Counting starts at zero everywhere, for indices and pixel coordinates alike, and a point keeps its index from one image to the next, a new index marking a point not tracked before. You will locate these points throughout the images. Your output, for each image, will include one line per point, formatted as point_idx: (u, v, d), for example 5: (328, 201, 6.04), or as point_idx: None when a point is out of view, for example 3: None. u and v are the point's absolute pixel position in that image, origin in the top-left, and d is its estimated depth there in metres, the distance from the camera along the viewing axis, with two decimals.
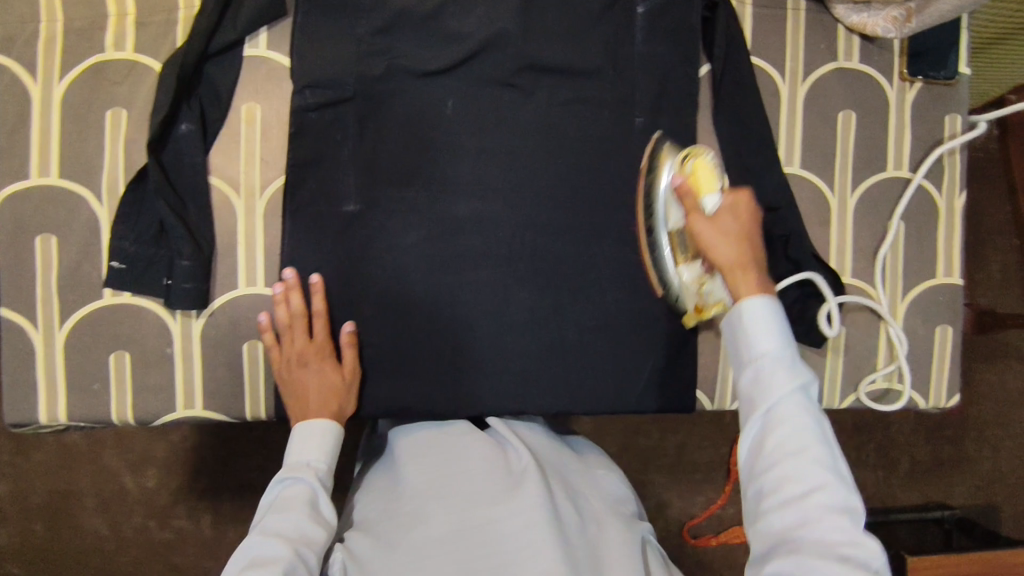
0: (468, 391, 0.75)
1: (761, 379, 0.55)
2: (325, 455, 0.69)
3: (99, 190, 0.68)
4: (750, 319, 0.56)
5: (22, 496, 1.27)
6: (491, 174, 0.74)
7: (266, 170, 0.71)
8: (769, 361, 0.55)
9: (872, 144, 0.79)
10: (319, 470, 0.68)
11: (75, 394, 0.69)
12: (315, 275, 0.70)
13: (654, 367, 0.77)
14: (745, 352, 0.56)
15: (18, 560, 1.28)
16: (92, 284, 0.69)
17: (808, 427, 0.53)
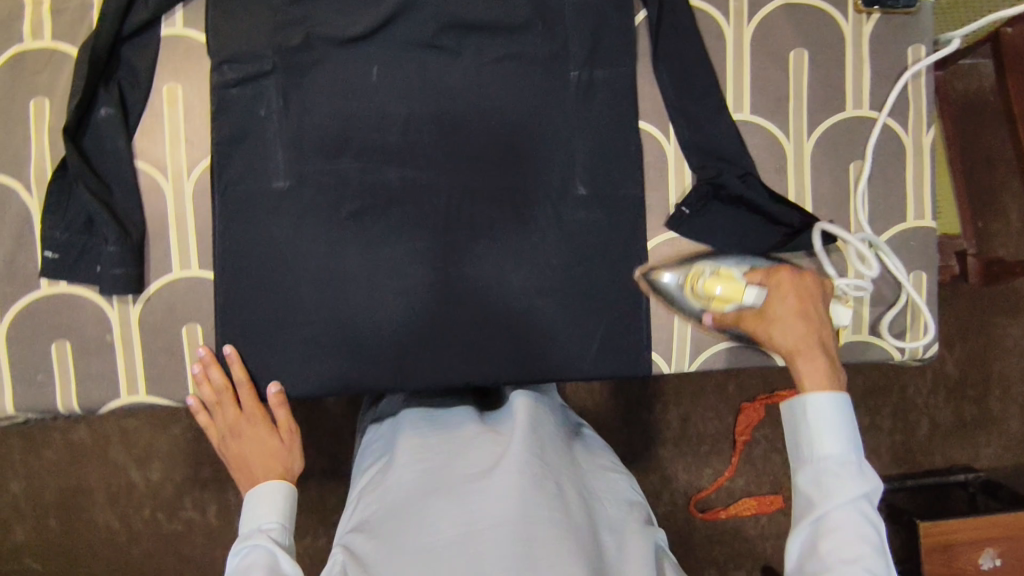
0: (410, 364, 0.72)
1: (824, 477, 0.60)
2: (277, 515, 0.69)
3: (28, 180, 0.69)
4: (815, 413, 0.62)
5: (34, 492, 1.31)
6: (425, 140, 0.72)
7: (192, 151, 0.71)
8: (835, 463, 0.60)
9: (827, 83, 0.74)
10: (273, 530, 0.67)
11: (21, 385, 0.70)
12: (228, 347, 0.70)
13: (604, 331, 0.73)
14: (808, 451, 0.62)
15: (34, 555, 1.32)
16: (29, 275, 0.69)
17: (867, 528, 0.57)
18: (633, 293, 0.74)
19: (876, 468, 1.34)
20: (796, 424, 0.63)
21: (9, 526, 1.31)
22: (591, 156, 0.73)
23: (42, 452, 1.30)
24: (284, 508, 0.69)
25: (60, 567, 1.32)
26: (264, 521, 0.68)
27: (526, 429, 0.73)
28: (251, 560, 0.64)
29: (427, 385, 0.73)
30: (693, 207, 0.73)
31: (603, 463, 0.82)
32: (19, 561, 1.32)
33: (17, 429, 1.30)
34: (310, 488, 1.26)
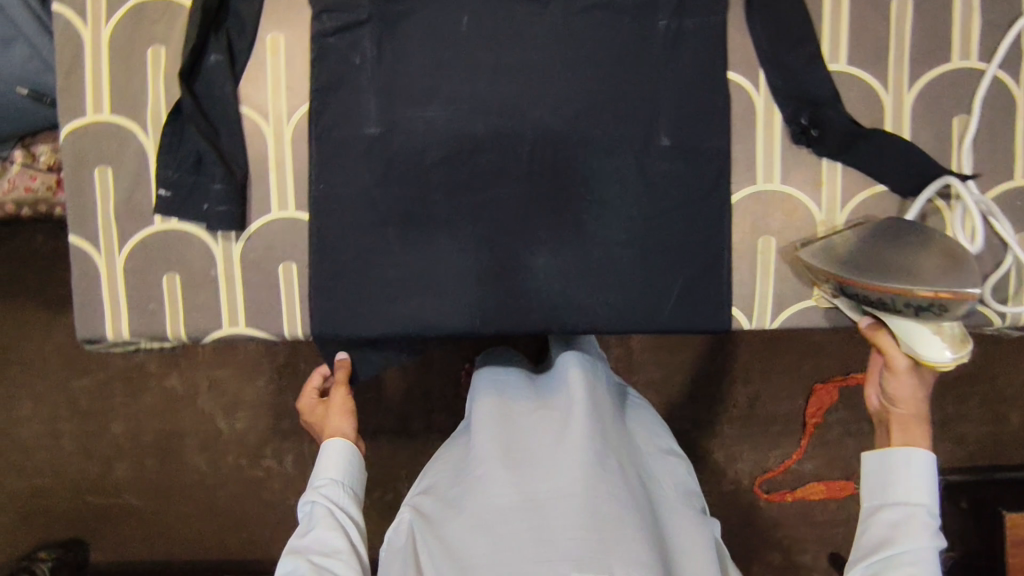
0: (490, 307, 0.74)
1: (898, 522, 0.63)
2: (331, 470, 0.77)
3: (145, 123, 0.74)
4: (906, 464, 0.64)
5: (133, 432, 1.41)
6: (511, 90, 0.73)
7: (291, 98, 0.74)
8: (917, 511, 0.63)
9: (932, 32, 0.71)
10: (325, 485, 0.76)
11: (135, 314, 0.76)
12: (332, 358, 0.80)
13: (684, 282, 0.73)
14: (890, 494, 0.64)
15: (133, 491, 1.42)
16: (144, 211, 0.75)
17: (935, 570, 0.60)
18: (715, 246, 0.73)
19: (959, 459, 1.28)
20: (890, 468, 0.65)
21: (109, 462, 1.42)
22: (677, 107, 0.72)
23: (142, 396, 1.41)
24: (338, 462, 0.78)
25: (154, 503, 1.42)
26: (321, 477, 0.77)
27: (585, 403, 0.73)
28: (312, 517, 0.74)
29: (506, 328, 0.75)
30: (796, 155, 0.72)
31: (663, 446, 0.82)
32: (118, 496, 1.42)
33: (118, 373, 1.40)
34: (381, 443, 1.31)
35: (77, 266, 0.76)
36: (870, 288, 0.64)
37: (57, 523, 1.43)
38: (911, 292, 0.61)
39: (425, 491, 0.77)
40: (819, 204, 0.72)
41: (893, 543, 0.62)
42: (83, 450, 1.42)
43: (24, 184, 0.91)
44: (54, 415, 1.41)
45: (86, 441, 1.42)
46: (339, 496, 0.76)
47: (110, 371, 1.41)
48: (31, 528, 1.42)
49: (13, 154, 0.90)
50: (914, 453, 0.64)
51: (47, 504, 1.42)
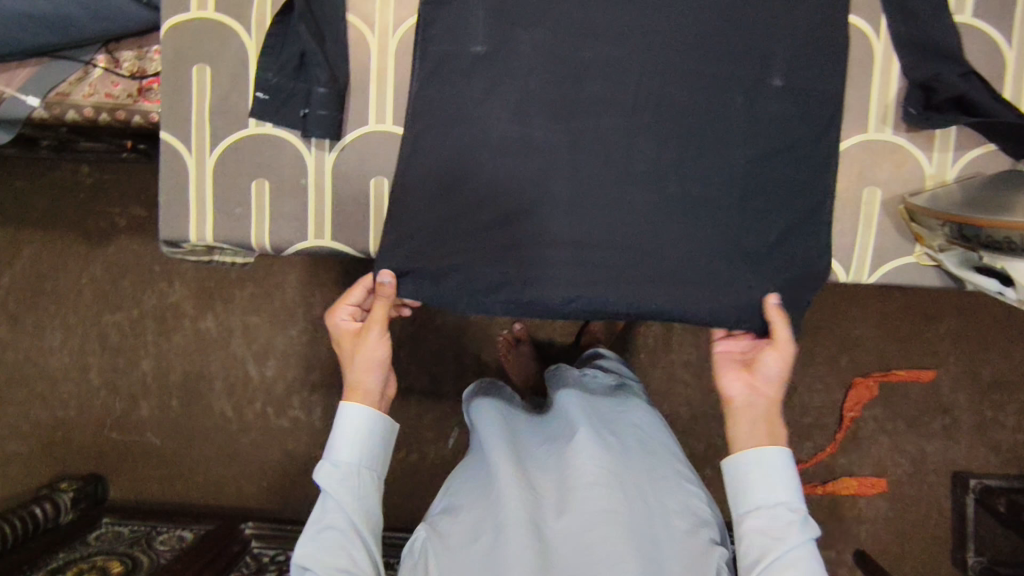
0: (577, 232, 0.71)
1: (768, 525, 0.63)
2: (352, 454, 0.68)
3: (248, 23, 0.73)
4: (759, 463, 0.64)
5: (162, 371, 1.36)
6: (623, 18, 0.71)
7: (399, 9, 0.73)
8: (782, 511, 0.62)
9: None
10: (338, 472, 0.67)
11: (220, 218, 0.75)
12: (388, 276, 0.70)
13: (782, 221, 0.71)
14: (747, 499, 0.64)
15: (157, 432, 1.37)
16: (240, 114, 0.74)
17: (812, 574, 0.59)
18: (819, 194, 0.72)
19: (993, 466, 1.26)
20: (759, 471, 0.64)
21: (134, 400, 1.36)
22: (792, 49, 0.70)
23: (174, 336, 1.35)
24: (358, 444, 0.68)
25: (176, 448, 1.37)
26: (337, 465, 0.67)
27: (591, 426, 0.75)
28: (329, 512, 0.66)
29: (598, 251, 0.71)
30: (917, 109, 0.69)
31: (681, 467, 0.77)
32: (140, 435, 1.37)
33: (152, 311, 1.35)
34: (411, 403, 1.29)
35: (165, 164, 0.75)
36: (993, 224, 0.60)
37: (76, 457, 1.37)
38: None
39: (443, 503, 0.76)
40: (929, 158, 0.71)
41: (773, 548, 0.61)
42: (109, 385, 1.36)
43: (105, 89, 0.89)
44: (85, 347, 1.36)
45: (113, 377, 1.36)
46: (356, 488, 0.67)
47: (143, 309, 1.35)
48: (49, 459, 1.37)
49: (96, 58, 0.89)
50: (770, 449, 0.64)
51: (68, 437, 1.37)
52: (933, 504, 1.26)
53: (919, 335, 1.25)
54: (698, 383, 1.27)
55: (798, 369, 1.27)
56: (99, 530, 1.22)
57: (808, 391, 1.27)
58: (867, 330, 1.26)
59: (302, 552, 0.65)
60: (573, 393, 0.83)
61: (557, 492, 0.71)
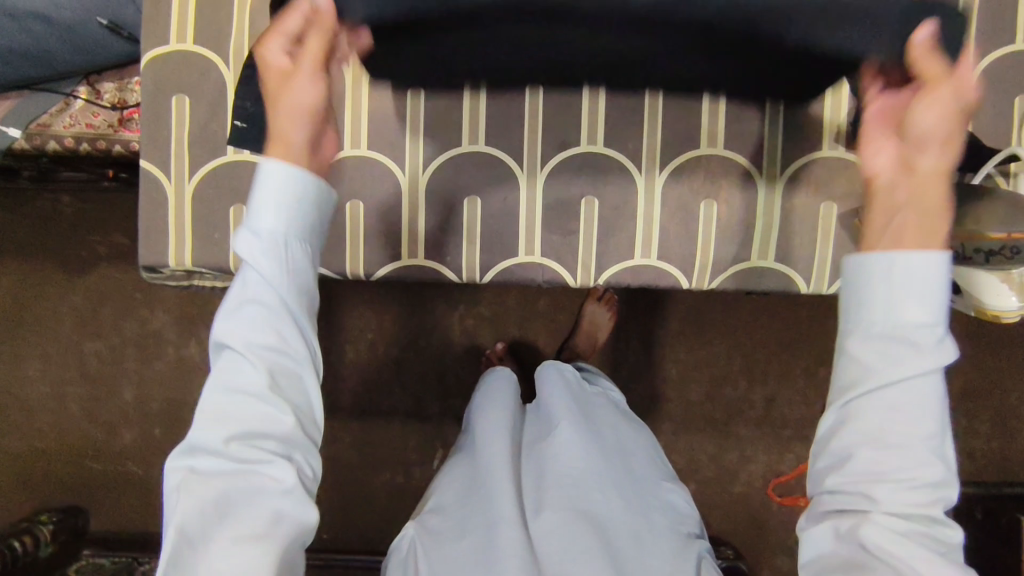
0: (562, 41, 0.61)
1: (884, 345, 0.47)
2: (278, 217, 0.50)
3: (227, 55, 0.75)
4: (896, 263, 0.48)
5: (144, 400, 1.36)
6: None
7: None
8: (915, 334, 0.47)
9: (1001, 15, 0.73)
10: (263, 238, 0.50)
11: (200, 243, 0.77)
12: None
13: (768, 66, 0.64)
14: (870, 313, 0.48)
15: (140, 460, 1.36)
16: (218, 141, 0.76)
17: (921, 416, 0.46)
18: (779, 210, 0.75)
19: (967, 472, 1.29)
20: (889, 278, 0.48)
21: (115, 428, 1.36)
22: None
23: (157, 363, 1.35)
24: (286, 207, 0.50)
25: (160, 475, 1.36)
26: (257, 233, 0.50)
27: (576, 427, 0.80)
28: (246, 284, 0.49)
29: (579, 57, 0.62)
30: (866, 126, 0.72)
31: (657, 471, 0.82)
32: (124, 464, 1.36)
33: (134, 339, 1.35)
34: (395, 423, 1.30)
35: (145, 192, 0.76)
36: None
37: (56, 488, 1.36)
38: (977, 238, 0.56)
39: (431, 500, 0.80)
40: None
41: (877, 369, 0.46)
42: (90, 414, 1.36)
43: (86, 120, 0.91)
44: (65, 376, 1.35)
45: (94, 406, 1.36)
46: (285, 261, 0.50)
47: (125, 336, 1.35)
48: (29, 491, 1.36)
49: (77, 90, 0.91)
50: (921, 254, 0.48)
51: (48, 467, 1.36)
52: None
53: None
54: (678, 398, 1.29)
55: (775, 383, 1.29)
56: (77, 563, 1.20)
57: (785, 403, 1.30)
58: None
59: (220, 328, 0.49)
60: (564, 392, 0.86)
61: (540, 488, 0.75)
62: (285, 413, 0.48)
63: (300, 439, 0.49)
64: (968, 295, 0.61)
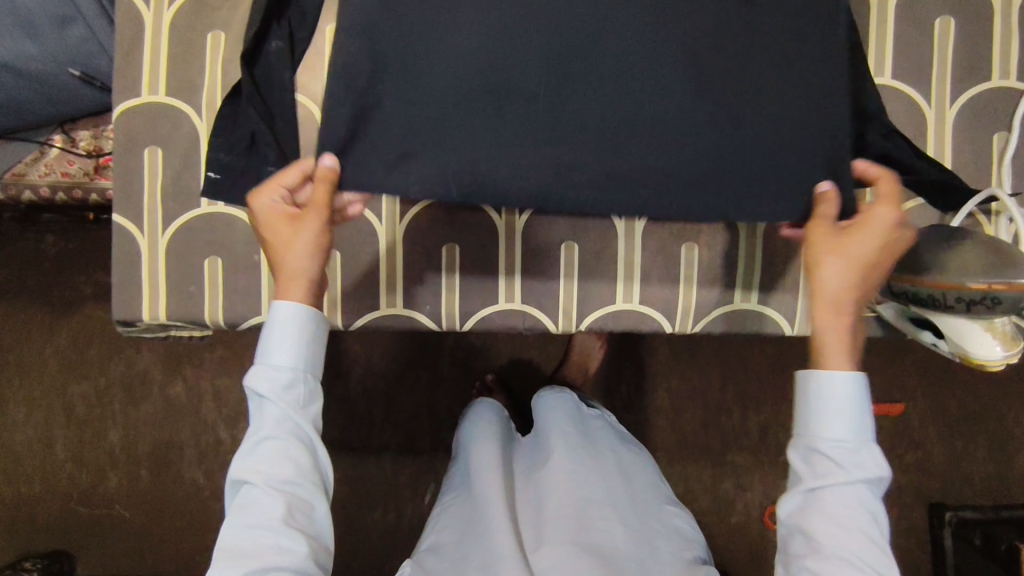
0: (563, 0, 0.57)
1: (816, 456, 0.54)
2: (290, 357, 0.56)
3: (199, 106, 0.74)
4: (829, 386, 0.54)
5: (131, 441, 1.33)
6: None
7: None
8: (840, 447, 0.53)
9: (975, 51, 0.73)
10: (284, 379, 0.56)
11: (175, 296, 0.75)
12: (329, 159, 0.56)
13: (760, 86, 0.59)
14: (806, 424, 0.55)
15: (127, 502, 1.33)
16: (192, 193, 0.75)
17: (858, 527, 0.51)
18: (761, 250, 0.74)
19: (966, 496, 1.27)
20: (818, 393, 0.54)
21: (101, 472, 1.33)
22: None
23: (143, 404, 1.33)
24: (299, 344, 0.56)
25: (147, 519, 1.33)
26: (276, 370, 0.56)
27: (573, 454, 0.81)
28: (265, 420, 0.56)
29: (573, 50, 0.57)
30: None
31: (658, 494, 0.82)
32: (111, 507, 1.33)
33: (120, 380, 1.33)
34: (386, 460, 1.27)
35: (118, 245, 0.75)
36: (916, 283, 0.59)
37: (42, 535, 1.33)
38: (961, 285, 0.55)
39: (429, 540, 0.80)
40: None
41: (810, 481, 0.53)
42: (75, 458, 1.33)
43: (61, 169, 0.90)
44: (49, 420, 1.33)
45: (81, 448, 1.33)
46: (302, 399, 0.57)
47: (110, 377, 1.33)
48: (13, 539, 1.32)
49: (52, 138, 0.90)
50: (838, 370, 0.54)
51: (34, 513, 1.33)
52: (910, 538, 1.27)
53: (884, 372, 1.26)
54: (671, 428, 1.27)
55: (768, 409, 1.28)
56: None
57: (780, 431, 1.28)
58: None
59: (240, 463, 0.56)
60: (558, 418, 0.87)
61: (541, 518, 0.76)
62: (298, 544, 0.54)
63: (310, 568, 0.54)
64: (951, 342, 0.59)
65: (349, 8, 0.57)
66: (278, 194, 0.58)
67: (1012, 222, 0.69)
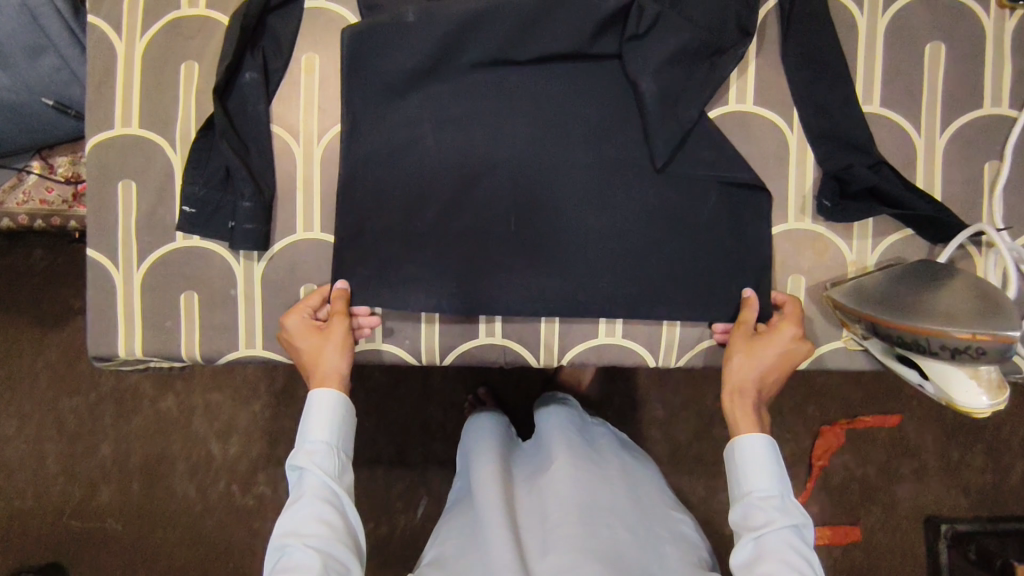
0: (528, 96, 0.71)
1: (754, 512, 0.62)
2: (325, 435, 0.66)
3: (173, 138, 0.73)
4: (749, 450, 0.64)
5: (122, 454, 1.28)
6: (545, 119, 0.71)
7: (324, 118, 0.73)
8: (769, 502, 0.62)
9: (965, 77, 0.71)
10: (318, 450, 0.65)
11: (151, 331, 0.74)
12: (340, 281, 0.70)
13: (689, 169, 0.70)
14: (740, 489, 0.64)
15: (119, 517, 1.28)
16: (167, 227, 0.73)
17: (794, 565, 0.58)
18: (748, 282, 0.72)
19: (963, 508, 1.24)
20: (743, 462, 0.64)
21: (94, 485, 1.28)
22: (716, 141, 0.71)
23: (134, 418, 1.29)
24: (333, 424, 0.66)
25: (139, 534, 1.28)
26: (311, 444, 0.65)
27: (573, 457, 0.79)
28: (305, 488, 0.64)
29: (544, 139, 0.71)
30: (830, 201, 0.70)
31: (664, 502, 0.80)
32: (103, 522, 1.28)
33: (111, 394, 1.29)
34: (378, 474, 1.25)
35: (92, 280, 0.74)
36: (903, 328, 0.57)
37: (35, 550, 1.28)
38: (945, 333, 0.54)
39: (432, 554, 0.77)
40: (850, 244, 0.72)
41: (751, 531, 0.61)
42: (67, 472, 1.28)
43: (39, 196, 0.89)
44: (40, 434, 1.29)
45: (73, 462, 1.28)
46: (333, 465, 0.65)
47: (101, 392, 1.29)
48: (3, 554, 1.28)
49: (30, 165, 0.88)
50: (753, 433, 0.65)
51: (27, 528, 1.28)
52: (909, 552, 1.23)
53: (878, 386, 1.25)
54: (665, 440, 1.25)
55: None
56: None
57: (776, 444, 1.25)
58: (829, 382, 1.25)
59: (281, 529, 0.62)
60: (557, 424, 0.86)
61: (545, 523, 0.73)
62: None
63: None
64: (935, 385, 0.58)
65: (355, 99, 0.71)
66: (306, 312, 0.71)
67: (1001, 260, 0.68)
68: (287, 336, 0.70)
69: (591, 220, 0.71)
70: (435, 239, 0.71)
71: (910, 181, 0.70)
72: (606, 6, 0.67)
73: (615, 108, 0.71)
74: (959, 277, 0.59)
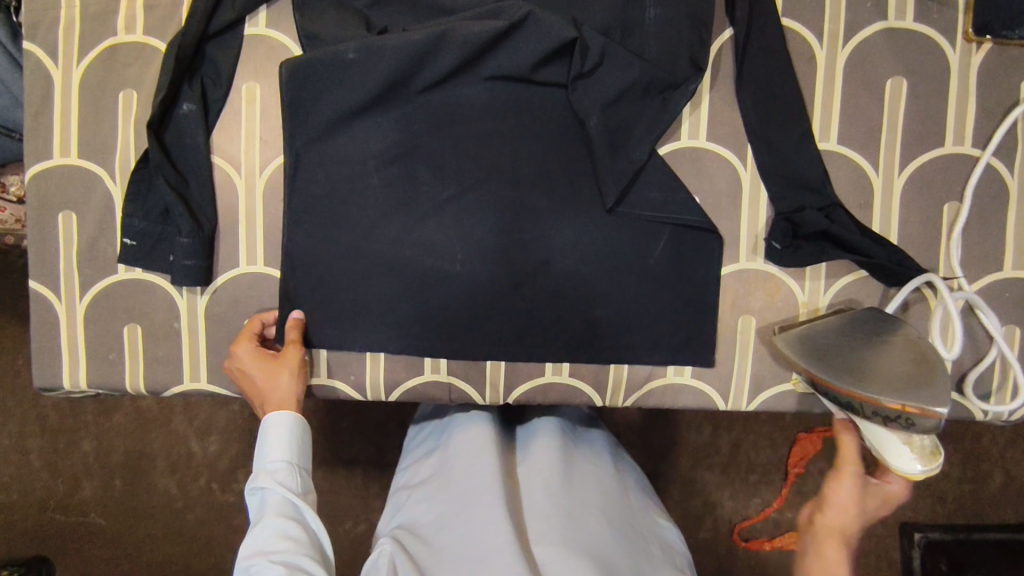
0: (471, 132, 0.69)
1: None
2: (285, 453, 0.66)
3: (112, 168, 0.71)
4: None
5: (104, 449, 1.23)
6: (488, 154, 0.69)
7: (266, 150, 0.71)
8: None
9: (927, 113, 0.69)
10: (280, 469, 0.65)
11: (94, 363, 0.74)
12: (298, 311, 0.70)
13: (632, 209, 0.68)
14: None
15: (100, 510, 1.23)
16: (108, 259, 0.72)
17: None
18: (696, 322, 0.70)
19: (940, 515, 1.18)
20: None
21: (76, 480, 1.24)
22: (666, 179, 0.68)
23: (113, 415, 1.23)
24: (293, 443, 0.67)
25: (121, 532, 1.23)
26: (272, 463, 0.66)
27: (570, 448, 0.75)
28: (268, 507, 0.64)
29: (488, 175, 0.69)
30: (781, 243, 0.69)
31: (649, 505, 0.76)
32: (83, 515, 1.23)
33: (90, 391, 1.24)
34: (355, 474, 1.21)
35: (36, 312, 0.73)
36: (842, 390, 0.57)
37: (19, 542, 1.23)
38: (877, 402, 0.55)
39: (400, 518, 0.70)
40: (801, 286, 0.70)
41: None
42: (50, 466, 1.24)
43: None
44: (23, 428, 1.23)
45: (54, 457, 1.23)
46: (295, 482, 0.66)
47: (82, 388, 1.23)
48: None
49: None
50: None
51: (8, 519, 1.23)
52: (884, 554, 1.18)
53: None
54: None
55: None
56: None
57: None
58: None
59: (246, 552, 0.61)
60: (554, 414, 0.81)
61: (539, 501, 0.68)
62: None
63: None
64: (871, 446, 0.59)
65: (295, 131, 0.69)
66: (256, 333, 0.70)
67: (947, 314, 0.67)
68: (239, 364, 0.68)
69: (535, 257, 0.69)
70: (377, 276, 0.70)
71: (865, 224, 0.68)
72: (549, 39, 0.65)
73: (563, 143, 0.69)
74: (898, 337, 0.59)
